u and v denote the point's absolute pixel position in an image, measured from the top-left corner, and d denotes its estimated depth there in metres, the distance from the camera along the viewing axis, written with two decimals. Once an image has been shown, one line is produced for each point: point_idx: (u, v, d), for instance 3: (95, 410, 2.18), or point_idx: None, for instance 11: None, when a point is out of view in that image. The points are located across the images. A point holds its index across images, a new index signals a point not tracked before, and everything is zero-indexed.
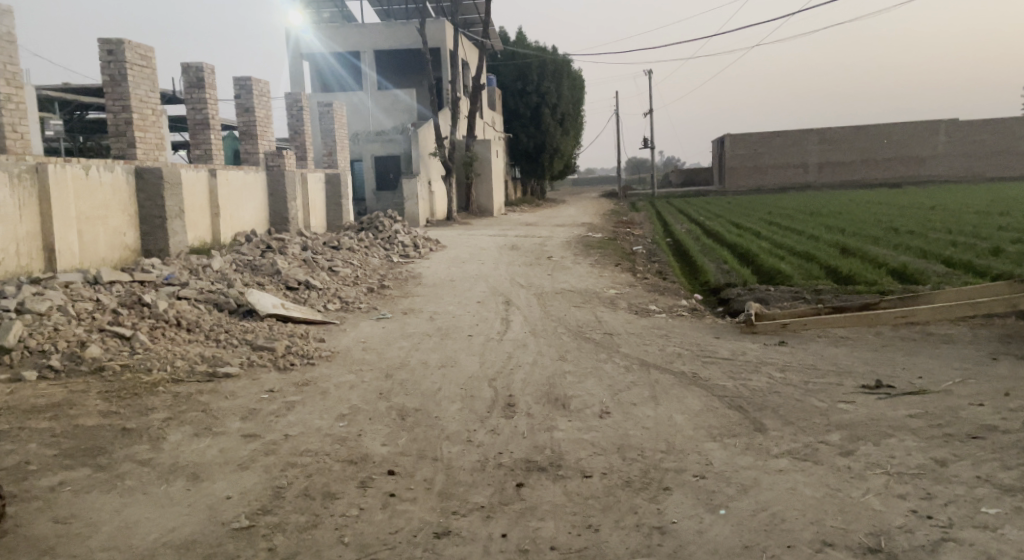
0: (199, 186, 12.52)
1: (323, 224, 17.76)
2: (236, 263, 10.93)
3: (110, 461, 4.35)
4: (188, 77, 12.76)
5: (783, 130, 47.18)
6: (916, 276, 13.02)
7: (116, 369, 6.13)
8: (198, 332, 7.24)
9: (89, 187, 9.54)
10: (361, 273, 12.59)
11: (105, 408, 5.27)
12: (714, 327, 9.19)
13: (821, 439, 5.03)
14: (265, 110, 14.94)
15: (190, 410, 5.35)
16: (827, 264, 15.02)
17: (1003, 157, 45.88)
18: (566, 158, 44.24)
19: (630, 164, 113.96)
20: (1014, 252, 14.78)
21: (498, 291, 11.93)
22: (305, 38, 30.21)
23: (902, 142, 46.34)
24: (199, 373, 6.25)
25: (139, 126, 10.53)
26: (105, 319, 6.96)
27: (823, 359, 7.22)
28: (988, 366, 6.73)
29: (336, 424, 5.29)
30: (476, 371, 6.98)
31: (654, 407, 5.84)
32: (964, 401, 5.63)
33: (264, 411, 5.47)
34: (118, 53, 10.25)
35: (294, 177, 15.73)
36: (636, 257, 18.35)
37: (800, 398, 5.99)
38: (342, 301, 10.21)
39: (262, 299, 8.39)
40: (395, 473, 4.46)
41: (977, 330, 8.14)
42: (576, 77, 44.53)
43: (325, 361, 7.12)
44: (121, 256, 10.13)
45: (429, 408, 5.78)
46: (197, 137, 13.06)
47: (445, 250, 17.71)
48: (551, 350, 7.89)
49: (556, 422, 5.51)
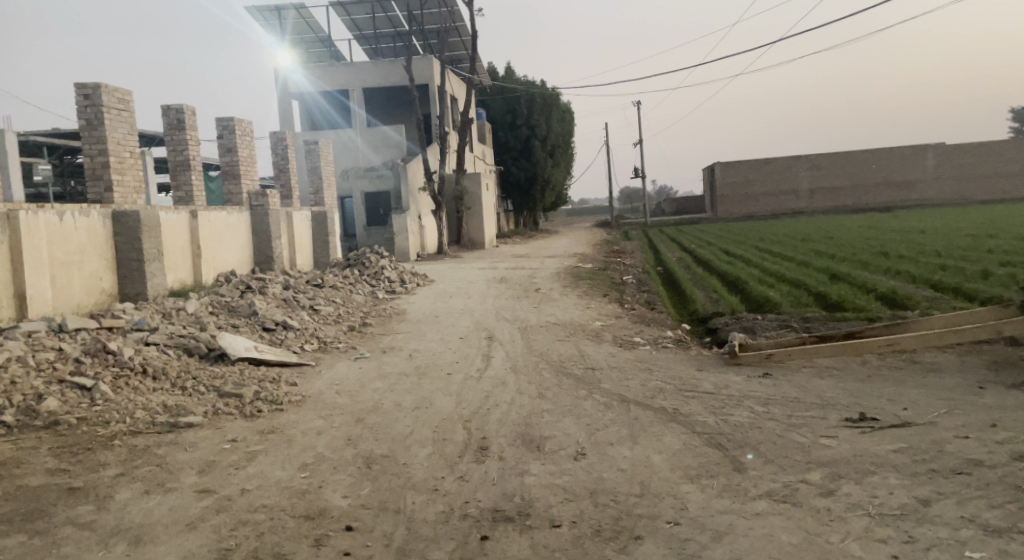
0: (179, 228, 12.36)
1: (309, 262, 17.54)
2: (212, 305, 10.74)
3: (49, 525, 4.17)
4: (169, 119, 12.60)
5: (772, 158, 47.54)
6: (906, 302, 12.87)
7: (71, 423, 5.91)
8: (163, 380, 7.02)
9: (62, 233, 9.34)
10: (344, 311, 12.38)
11: (54, 466, 5.06)
12: (699, 359, 8.99)
13: (802, 478, 4.83)
14: (248, 150, 14.80)
15: (144, 465, 5.13)
16: (816, 291, 14.93)
17: (991, 179, 46.16)
18: (557, 190, 44.42)
19: (623, 193, 114.78)
20: (1004, 275, 14.72)
21: (481, 326, 11.73)
22: (293, 77, 30.28)
23: (891, 166, 46.67)
24: (160, 424, 6.02)
25: (116, 169, 10.37)
26: (67, 368, 6.75)
27: (808, 391, 7.02)
28: (977, 395, 6.54)
29: (297, 475, 5.06)
30: (450, 412, 6.75)
31: (632, 447, 5.63)
32: (950, 434, 5.44)
33: (223, 462, 5.25)
34: (94, 97, 10.15)
35: (279, 217, 15.60)
36: (625, 288, 18.20)
37: (782, 433, 5.79)
38: (320, 342, 9.99)
39: (234, 341, 8.18)
40: (353, 528, 4.24)
41: (964, 358, 7.98)
42: (564, 109, 44.82)
43: (295, 406, 6.89)
44: (97, 301, 9.90)
45: (397, 454, 5.56)
46: (178, 178, 12.90)
47: (433, 284, 17.51)
48: (530, 387, 7.66)
49: (528, 465, 5.28)
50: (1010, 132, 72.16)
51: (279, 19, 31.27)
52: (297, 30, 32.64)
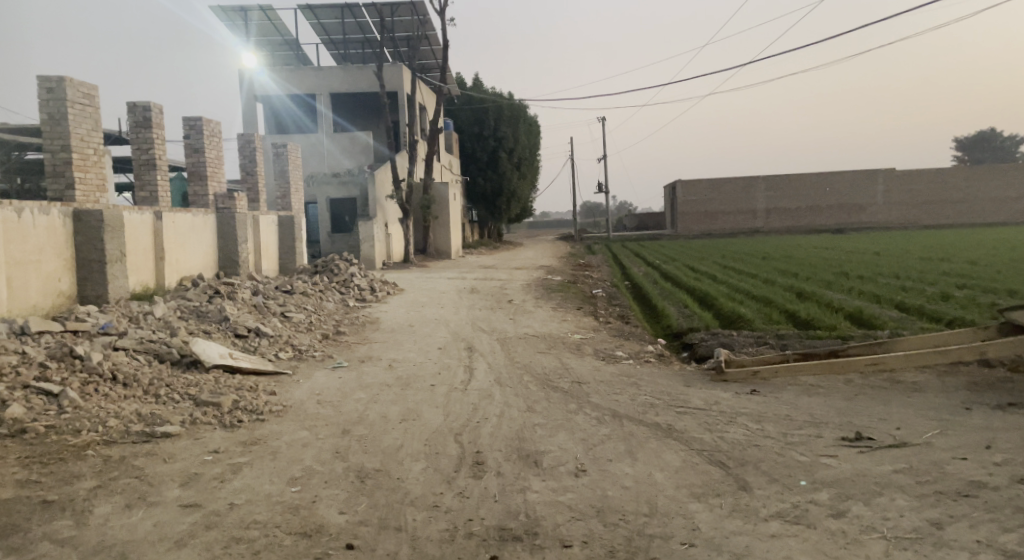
0: (143, 229, 11.92)
1: (275, 268, 17.07)
2: (181, 309, 10.36)
3: (25, 543, 3.90)
4: (134, 117, 12.17)
5: (731, 178, 48.32)
6: (874, 321, 13.06)
7: (39, 432, 5.57)
8: (135, 387, 6.68)
9: (21, 231, 8.89)
10: (315, 319, 12.03)
11: (24, 477, 4.75)
12: (683, 375, 8.90)
13: (810, 498, 4.75)
14: (216, 151, 14.35)
15: (122, 477, 4.84)
16: (786, 308, 15.05)
17: (939, 205, 47.53)
18: (522, 202, 44.47)
19: (585, 208, 115.58)
20: (965, 297, 15.05)
21: (458, 337, 11.48)
22: (260, 79, 29.70)
23: (845, 189, 47.79)
24: (135, 434, 5.70)
25: (79, 166, 9.93)
26: (31, 373, 6.38)
27: (799, 409, 6.97)
28: (966, 416, 6.56)
29: (288, 490, 4.80)
30: (440, 424, 6.54)
31: (632, 464, 5.48)
32: (949, 455, 5.42)
33: (206, 475, 4.96)
34: (58, 91, 9.73)
35: (246, 220, 15.17)
36: (597, 301, 18.18)
37: (781, 452, 5.71)
38: (294, 350, 9.66)
39: (207, 348, 7.85)
40: (354, 546, 4.03)
41: (945, 379, 8.01)
42: (531, 122, 44.97)
43: (276, 416, 6.59)
44: (55, 303, 9.41)
45: (390, 468, 5.32)
46: (142, 178, 12.44)
47: (403, 293, 17.21)
48: (518, 400, 7.47)
49: (528, 482, 5.10)
50: (953, 158, 74.78)
51: (245, 20, 30.69)
52: (263, 32, 32.08)
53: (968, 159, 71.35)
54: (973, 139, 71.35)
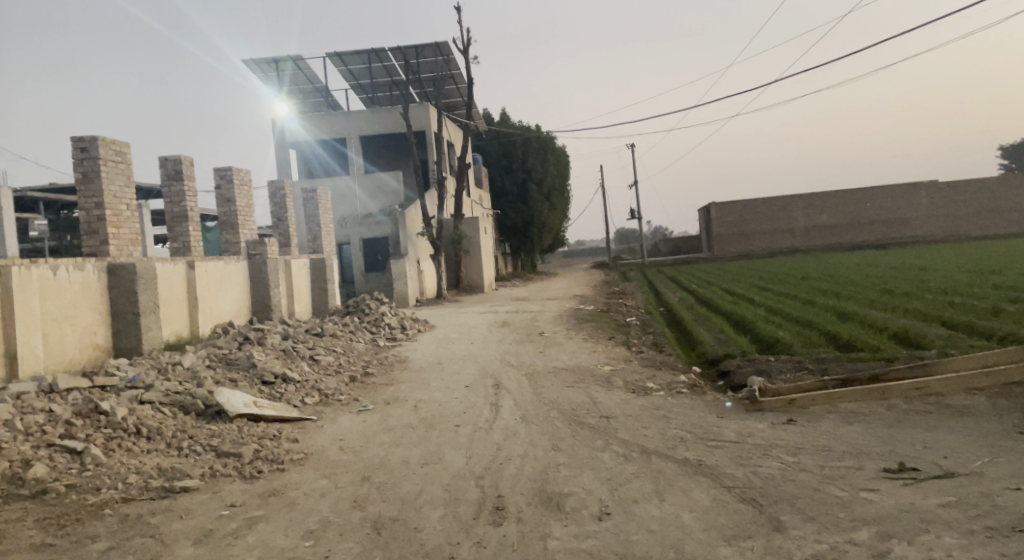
0: (176, 279, 12.07)
1: (307, 310, 17.15)
2: (209, 357, 10.40)
3: None
4: (166, 170, 12.40)
5: (767, 197, 47.69)
6: (919, 341, 12.55)
7: (60, 491, 5.56)
8: (158, 441, 6.66)
9: (56, 288, 9.04)
10: (344, 361, 12.02)
11: (39, 540, 4.72)
12: (717, 405, 8.59)
13: (848, 538, 4.47)
14: (246, 199, 14.55)
15: (136, 537, 4.79)
16: (826, 330, 14.64)
17: (985, 214, 46.19)
18: (554, 232, 44.42)
19: (620, 234, 115.26)
20: (1016, 311, 14.45)
21: (486, 374, 11.32)
22: (291, 127, 30.32)
23: (886, 203, 46.75)
24: (154, 490, 5.66)
25: (112, 222, 10.11)
26: (57, 431, 6.40)
27: (838, 439, 6.66)
28: (1018, 442, 6.18)
29: (301, 544, 4.70)
30: (461, 467, 6.39)
31: (660, 505, 5.26)
32: (999, 486, 5.09)
33: (220, 531, 4.88)
34: (91, 150, 9.95)
35: (277, 265, 15.31)
36: (630, 330, 17.89)
37: (818, 486, 5.43)
38: (321, 395, 9.60)
39: (232, 397, 7.83)
40: None
41: (996, 401, 7.59)
42: (560, 153, 45.11)
43: (297, 465, 6.52)
44: (90, 357, 9.53)
45: (408, 517, 5.19)
46: (176, 230, 12.64)
47: (434, 330, 17.16)
48: (543, 438, 7.29)
49: (550, 528, 4.90)
50: (998, 166, 72.87)
51: (276, 70, 31.48)
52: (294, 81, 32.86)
53: (1015, 168, 69.18)
54: (1019, 144, 69.64)
